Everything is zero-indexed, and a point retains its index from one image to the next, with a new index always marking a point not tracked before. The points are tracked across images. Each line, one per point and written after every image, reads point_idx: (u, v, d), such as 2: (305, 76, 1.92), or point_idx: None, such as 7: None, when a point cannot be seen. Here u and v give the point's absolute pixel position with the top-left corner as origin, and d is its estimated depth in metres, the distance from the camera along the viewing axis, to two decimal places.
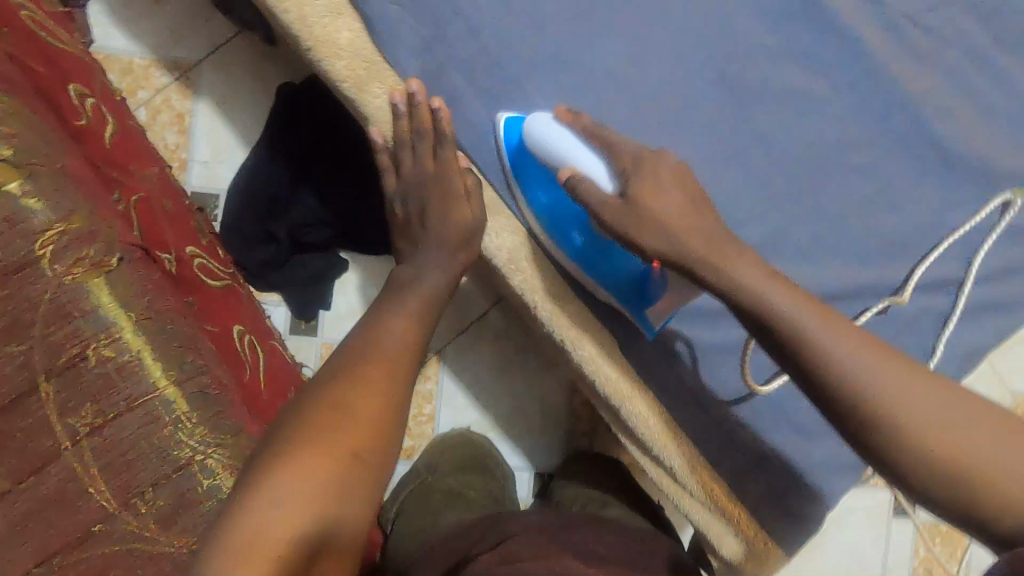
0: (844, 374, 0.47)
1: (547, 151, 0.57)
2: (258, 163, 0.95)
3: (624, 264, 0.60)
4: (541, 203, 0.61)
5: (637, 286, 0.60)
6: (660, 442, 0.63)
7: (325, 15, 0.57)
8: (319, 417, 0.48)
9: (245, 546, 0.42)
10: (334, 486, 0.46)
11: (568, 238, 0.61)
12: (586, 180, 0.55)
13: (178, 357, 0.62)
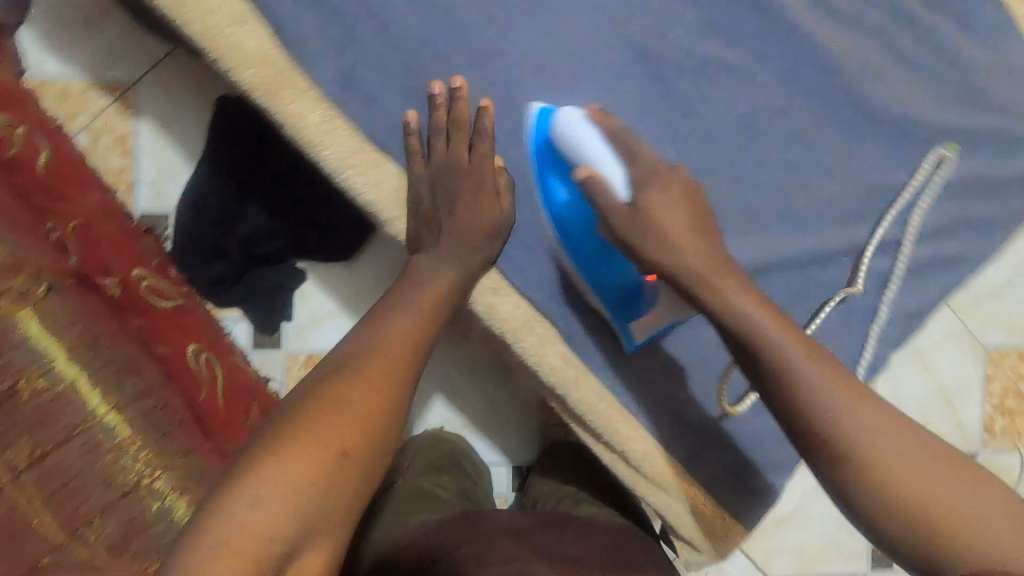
0: (823, 410, 0.51)
1: (571, 145, 0.57)
2: (202, 181, 0.94)
3: (623, 276, 0.60)
4: (555, 199, 0.60)
5: (628, 299, 0.60)
6: (610, 429, 0.62)
7: (230, 23, 0.55)
8: (315, 412, 0.49)
9: (230, 541, 0.42)
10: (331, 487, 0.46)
11: (573, 241, 0.60)
12: (600, 182, 0.55)
13: (116, 383, 0.63)
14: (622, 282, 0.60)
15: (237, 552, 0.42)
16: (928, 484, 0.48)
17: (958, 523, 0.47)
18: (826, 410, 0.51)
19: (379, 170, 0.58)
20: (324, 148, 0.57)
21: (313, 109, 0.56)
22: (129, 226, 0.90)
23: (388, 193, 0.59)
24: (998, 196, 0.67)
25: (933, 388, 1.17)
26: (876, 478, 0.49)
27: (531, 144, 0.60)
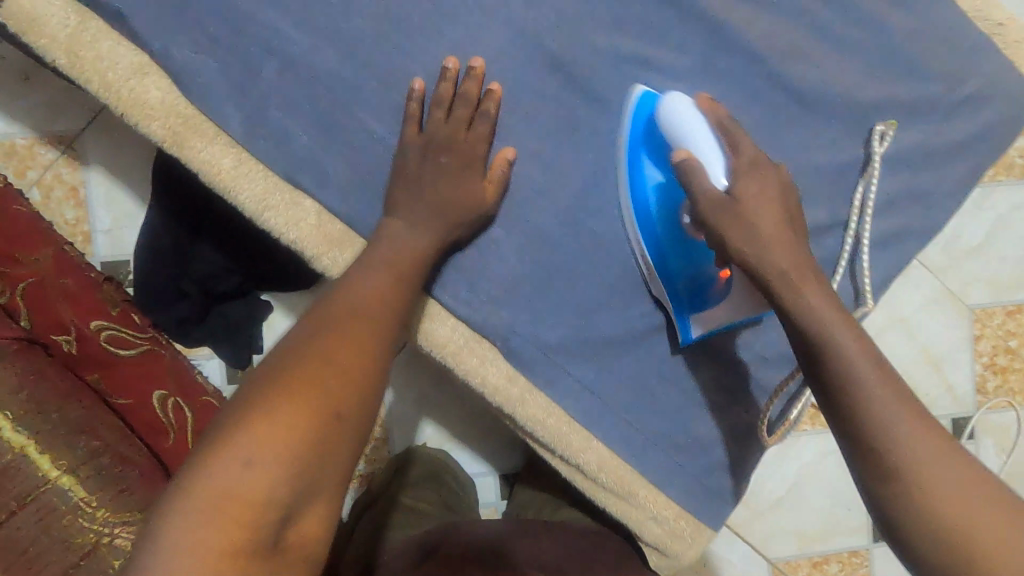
0: (890, 443, 0.47)
1: (671, 127, 0.56)
2: (153, 225, 0.91)
3: (697, 267, 0.59)
4: (641, 182, 0.59)
5: (696, 288, 0.59)
6: (562, 442, 0.61)
7: (129, 78, 0.55)
8: (297, 373, 0.46)
9: (215, 501, 0.40)
10: (318, 439, 0.44)
11: (650, 226, 0.59)
12: (698, 171, 0.54)
13: (69, 445, 0.62)
14: (690, 273, 0.59)
15: (228, 513, 0.40)
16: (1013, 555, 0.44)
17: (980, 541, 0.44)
18: (893, 444, 0.47)
19: (298, 208, 0.57)
20: (241, 192, 0.57)
21: (223, 154, 0.56)
22: (90, 277, 0.87)
23: (309, 229, 0.57)
24: (941, 164, 0.65)
25: (921, 353, 1.15)
26: (943, 531, 0.45)
27: (631, 126, 0.59)
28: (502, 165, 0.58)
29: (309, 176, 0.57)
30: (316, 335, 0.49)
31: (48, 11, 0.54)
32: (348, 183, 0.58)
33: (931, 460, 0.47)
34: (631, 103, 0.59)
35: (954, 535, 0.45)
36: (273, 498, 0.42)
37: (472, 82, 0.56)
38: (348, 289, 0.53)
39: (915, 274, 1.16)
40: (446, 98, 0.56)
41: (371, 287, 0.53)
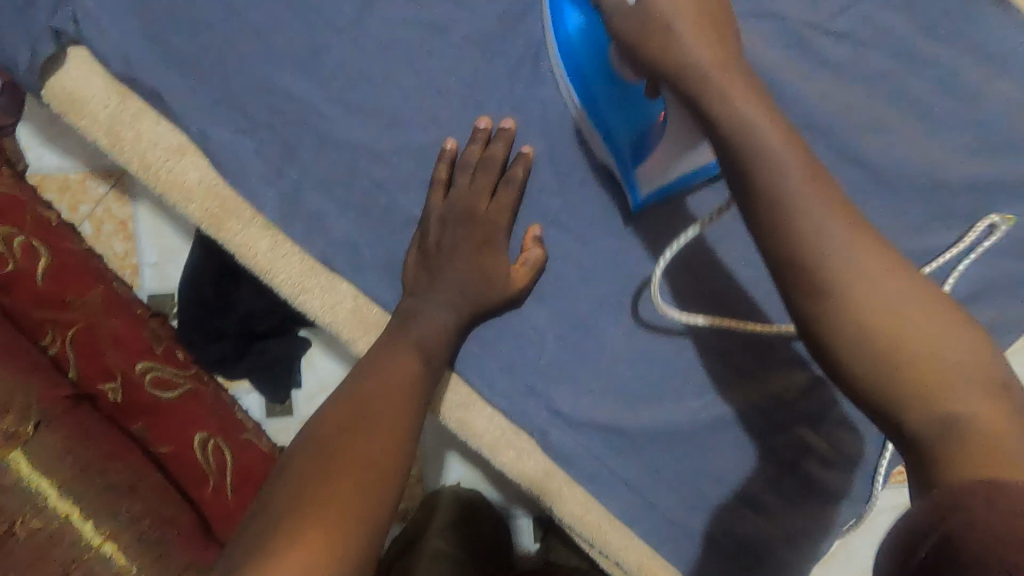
0: (814, 242, 0.42)
1: None
2: (195, 265, 0.93)
3: (629, 112, 0.53)
4: (562, 19, 0.54)
5: (637, 142, 0.53)
6: (600, 536, 0.58)
7: (168, 158, 0.54)
8: (314, 464, 0.43)
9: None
10: (362, 555, 0.40)
11: (578, 67, 0.54)
12: None
13: (111, 509, 0.64)
14: (629, 123, 0.53)
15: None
16: (924, 343, 0.40)
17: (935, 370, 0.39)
18: (813, 241, 0.42)
19: (334, 291, 0.55)
20: (275, 273, 0.55)
21: (260, 236, 0.55)
22: (135, 314, 0.92)
23: (345, 313, 0.56)
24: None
25: None
26: (856, 325, 0.41)
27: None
28: (533, 244, 0.56)
29: (346, 257, 0.55)
30: (347, 431, 0.46)
31: (90, 91, 0.53)
32: (386, 267, 0.56)
33: (852, 254, 0.42)
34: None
35: (866, 326, 0.41)
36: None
37: (498, 145, 0.54)
38: (370, 369, 0.51)
39: None
40: (473, 162, 0.54)
41: (396, 366, 0.51)
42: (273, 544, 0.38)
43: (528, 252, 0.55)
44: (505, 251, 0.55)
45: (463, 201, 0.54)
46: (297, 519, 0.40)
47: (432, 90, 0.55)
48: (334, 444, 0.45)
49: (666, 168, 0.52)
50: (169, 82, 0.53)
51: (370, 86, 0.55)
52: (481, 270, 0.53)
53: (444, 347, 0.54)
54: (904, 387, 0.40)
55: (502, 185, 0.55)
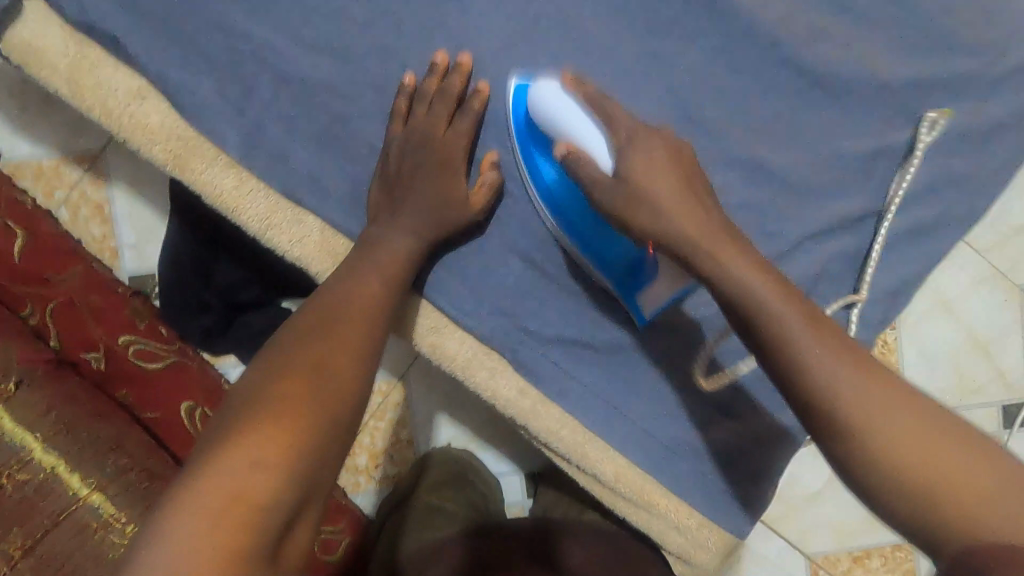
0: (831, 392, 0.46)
1: (548, 120, 0.53)
2: (172, 238, 0.93)
3: (622, 249, 0.56)
4: (541, 177, 0.56)
5: (633, 272, 0.56)
6: (578, 452, 0.60)
7: (129, 103, 0.55)
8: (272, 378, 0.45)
9: (227, 507, 0.38)
10: (313, 450, 0.43)
11: (565, 214, 0.56)
12: (583, 156, 0.51)
13: (97, 463, 0.65)
14: (622, 257, 0.56)
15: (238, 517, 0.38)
16: (949, 462, 0.44)
17: (979, 509, 0.43)
18: (826, 391, 0.46)
19: (301, 225, 0.57)
20: (243, 211, 0.56)
21: (223, 175, 0.56)
22: (115, 292, 0.90)
23: (313, 246, 0.57)
24: (970, 153, 0.63)
25: (967, 339, 1.11)
26: (889, 468, 0.45)
27: (514, 119, 0.57)
28: (490, 168, 0.56)
29: (311, 191, 0.57)
30: (301, 341, 0.48)
31: (49, 42, 0.54)
32: (351, 198, 0.57)
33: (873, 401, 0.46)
34: (510, 94, 0.57)
35: (900, 467, 0.45)
36: (278, 500, 0.40)
37: (455, 77, 0.55)
38: (330, 292, 0.52)
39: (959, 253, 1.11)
40: (431, 94, 0.55)
41: (359, 293, 0.52)
42: (224, 434, 0.42)
43: (485, 175, 0.56)
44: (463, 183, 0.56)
45: (421, 132, 0.55)
46: (249, 415, 0.43)
47: (383, 21, 0.57)
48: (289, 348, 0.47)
49: (667, 296, 0.55)
50: (127, 28, 0.55)
51: (321, 20, 0.56)
52: (439, 196, 0.55)
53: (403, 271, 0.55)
54: (942, 511, 0.44)
55: (459, 115, 0.55)
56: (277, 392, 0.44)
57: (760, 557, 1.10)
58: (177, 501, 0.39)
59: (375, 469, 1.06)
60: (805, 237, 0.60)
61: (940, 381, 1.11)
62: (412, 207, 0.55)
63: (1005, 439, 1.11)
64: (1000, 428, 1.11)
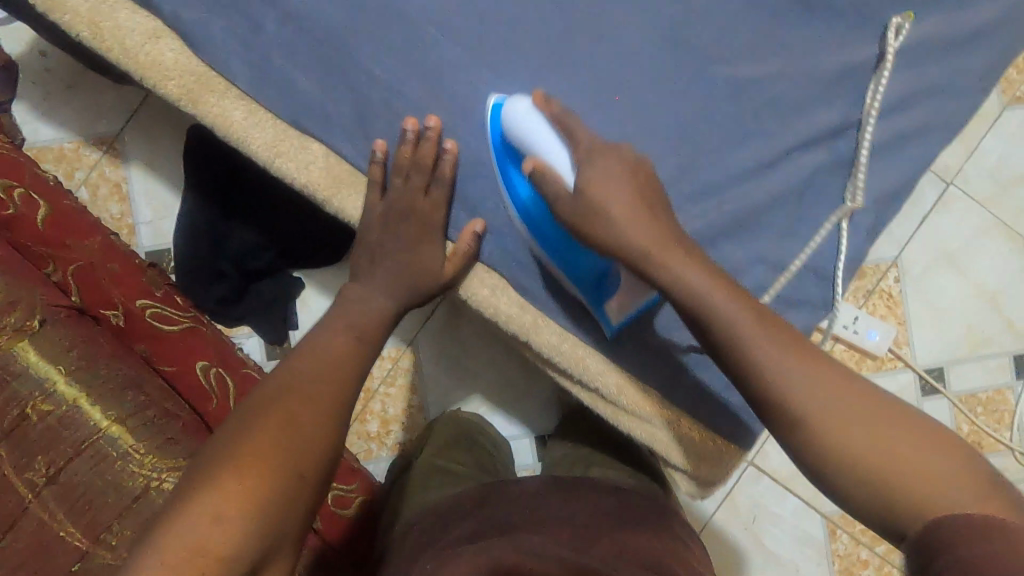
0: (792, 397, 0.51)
1: (521, 138, 0.57)
2: (191, 208, 0.98)
3: (592, 264, 0.61)
4: (515, 191, 0.60)
5: (602, 283, 0.62)
6: (579, 365, 0.64)
7: (144, 43, 0.59)
8: (237, 436, 0.52)
9: (189, 558, 0.45)
10: (268, 507, 0.49)
11: (539, 228, 0.60)
12: (548, 172, 0.56)
13: (117, 398, 0.67)
14: (589, 268, 0.61)
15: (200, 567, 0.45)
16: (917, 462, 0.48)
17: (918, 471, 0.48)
18: (781, 377, 0.51)
19: (307, 152, 0.60)
20: (252, 141, 0.60)
21: (234, 108, 0.60)
22: (134, 263, 0.94)
23: (319, 172, 0.60)
24: (944, 66, 0.67)
25: (973, 289, 1.11)
26: (837, 448, 0.50)
27: (491, 132, 0.60)
28: (471, 236, 0.61)
29: (316, 119, 0.60)
30: (267, 405, 0.54)
31: None
32: (354, 126, 0.60)
33: (825, 402, 0.51)
34: (488, 112, 0.60)
35: (845, 449, 0.50)
36: (240, 553, 0.47)
37: (428, 144, 0.59)
38: (308, 351, 0.60)
39: (959, 204, 1.11)
40: (405, 164, 0.59)
41: (329, 348, 0.59)
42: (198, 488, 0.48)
43: (462, 242, 0.61)
44: (430, 232, 0.61)
45: (398, 205, 0.60)
46: (213, 473, 0.49)
47: None
48: (265, 410, 0.54)
49: (631, 305, 0.61)
50: None
51: None
52: (412, 262, 0.61)
53: (375, 328, 0.62)
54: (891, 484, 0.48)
55: (434, 184, 0.60)
56: (247, 452, 0.51)
57: (775, 516, 1.10)
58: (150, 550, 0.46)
59: (387, 437, 1.07)
60: (785, 148, 0.64)
61: (950, 333, 1.11)
62: (391, 275, 0.62)
63: (1019, 389, 1.10)
64: (1012, 378, 1.11)
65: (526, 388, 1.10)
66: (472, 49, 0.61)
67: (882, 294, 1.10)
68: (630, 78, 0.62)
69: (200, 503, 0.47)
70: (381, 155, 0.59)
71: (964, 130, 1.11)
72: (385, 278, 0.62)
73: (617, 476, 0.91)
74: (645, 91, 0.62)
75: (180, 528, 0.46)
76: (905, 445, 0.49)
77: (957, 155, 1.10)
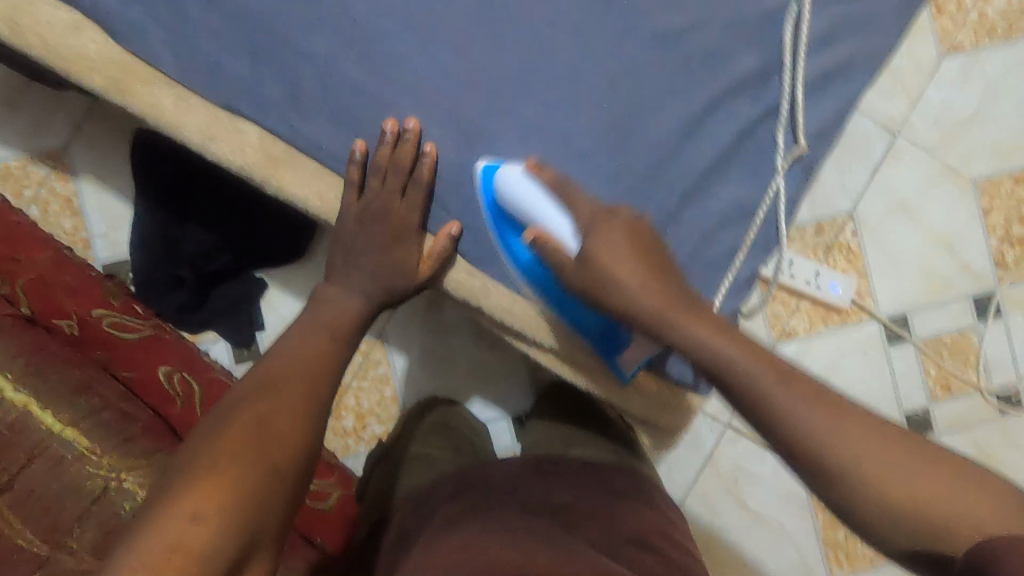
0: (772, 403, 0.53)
1: (523, 207, 0.60)
2: (143, 214, 0.97)
3: (601, 324, 0.66)
4: (518, 255, 0.65)
5: (607, 340, 0.67)
6: (529, 327, 0.67)
7: (65, 35, 0.58)
8: (214, 436, 0.52)
9: (164, 559, 0.44)
10: (246, 501, 0.48)
11: (546, 292, 0.65)
12: (550, 238, 0.59)
13: (69, 403, 0.68)
14: (600, 327, 0.66)
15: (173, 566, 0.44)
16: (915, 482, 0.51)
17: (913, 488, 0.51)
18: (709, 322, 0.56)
19: (240, 134, 0.61)
20: (184, 127, 0.60)
21: (163, 96, 0.60)
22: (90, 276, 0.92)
23: (254, 153, 0.61)
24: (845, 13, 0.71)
25: (929, 236, 1.13)
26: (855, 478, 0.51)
27: (486, 206, 0.63)
28: (447, 239, 0.63)
29: (249, 101, 0.61)
30: (245, 402, 0.55)
31: None
32: (287, 104, 0.61)
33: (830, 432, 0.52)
34: (478, 178, 0.63)
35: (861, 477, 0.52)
36: (217, 552, 0.45)
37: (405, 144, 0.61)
38: (284, 353, 0.61)
39: (908, 153, 1.13)
40: (383, 165, 0.61)
41: (307, 349, 0.61)
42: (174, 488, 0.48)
43: (437, 244, 0.64)
44: (374, 208, 0.62)
45: (376, 206, 0.62)
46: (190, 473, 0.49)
47: None
48: (237, 408, 0.54)
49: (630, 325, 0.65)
50: None
51: None
52: (391, 264, 0.64)
53: (349, 320, 0.64)
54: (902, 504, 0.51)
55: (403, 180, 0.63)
56: (222, 448, 0.51)
57: (756, 477, 1.11)
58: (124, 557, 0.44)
59: (363, 431, 1.07)
60: (716, 95, 0.67)
61: (911, 280, 1.13)
62: (368, 272, 0.65)
63: (981, 330, 1.13)
64: (974, 320, 1.13)
65: (499, 370, 1.09)
66: (397, 23, 0.62)
67: (841, 248, 1.12)
68: (557, 40, 0.64)
69: (177, 500, 0.47)
70: (361, 154, 0.61)
71: (905, 80, 1.13)
72: (356, 272, 0.65)
73: (595, 454, 0.90)
74: (572, 51, 0.65)
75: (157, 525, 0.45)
76: (901, 466, 0.52)
77: (901, 106, 1.13)
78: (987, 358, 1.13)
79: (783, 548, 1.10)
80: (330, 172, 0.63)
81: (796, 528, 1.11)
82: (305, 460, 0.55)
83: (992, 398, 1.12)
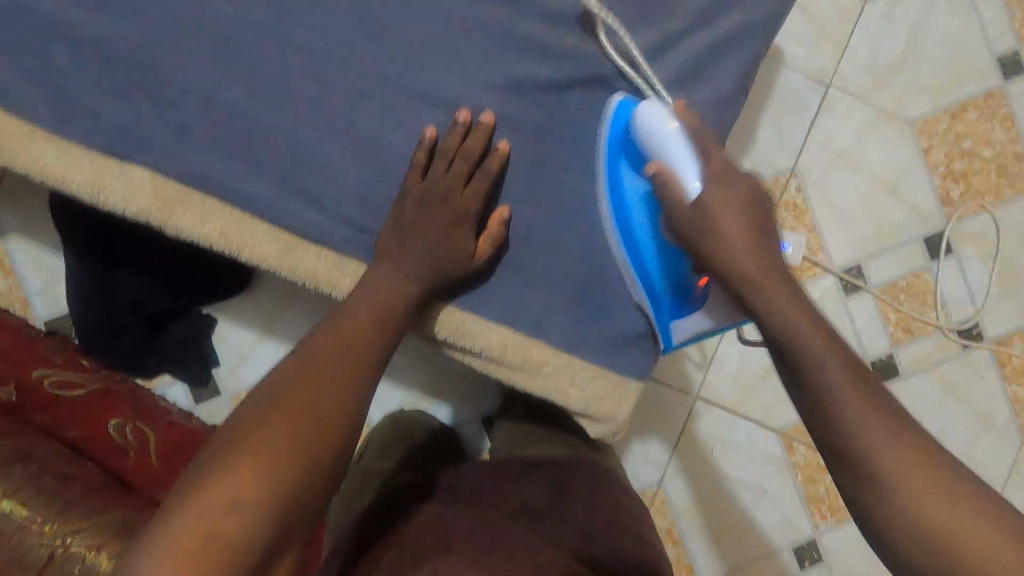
0: (817, 378, 0.58)
1: (653, 143, 0.64)
2: (76, 268, 0.93)
3: (678, 276, 0.68)
4: (621, 188, 0.68)
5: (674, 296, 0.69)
6: (457, 333, 0.68)
7: None
8: (266, 412, 0.53)
9: (201, 541, 0.47)
10: (288, 485, 0.50)
11: (626, 233, 0.69)
12: (668, 177, 0.63)
13: (4, 474, 0.65)
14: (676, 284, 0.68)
15: (210, 546, 0.47)
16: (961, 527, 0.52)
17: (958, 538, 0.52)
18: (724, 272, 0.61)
19: (130, 178, 0.62)
20: (73, 178, 0.62)
21: (45, 150, 0.61)
22: (27, 335, 0.92)
23: (147, 196, 0.63)
24: None
25: (872, 182, 1.13)
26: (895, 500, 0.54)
27: (610, 129, 0.68)
28: (500, 223, 0.66)
29: (133, 145, 0.63)
30: (300, 381, 0.55)
31: None
32: (173, 143, 0.63)
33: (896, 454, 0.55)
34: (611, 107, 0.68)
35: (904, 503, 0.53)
36: (251, 539, 0.48)
37: (420, 151, 0.64)
38: (355, 321, 0.61)
39: (842, 101, 1.12)
40: (452, 150, 0.64)
41: (366, 325, 0.61)
42: (222, 462, 0.51)
43: (492, 228, 0.66)
44: (283, 235, 0.65)
45: (398, 209, 0.64)
46: (237, 449, 0.51)
47: None
48: (282, 389, 0.55)
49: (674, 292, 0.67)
50: None
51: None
52: (448, 246, 0.63)
53: (401, 309, 0.62)
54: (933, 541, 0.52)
55: (304, 202, 0.65)
56: (269, 431, 0.52)
57: (732, 443, 1.11)
58: (170, 520, 0.48)
59: None
60: (602, 79, 0.69)
61: (862, 229, 1.13)
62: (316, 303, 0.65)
63: (935, 269, 1.13)
64: (927, 260, 1.13)
65: (462, 375, 1.08)
66: (269, 51, 0.64)
67: (788, 206, 1.12)
68: (437, 49, 0.66)
69: (218, 480, 0.49)
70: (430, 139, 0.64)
71: (831, 29, 1.12)
72: None
73: (557, 448, 0.90)
74: (454, 58, 0.67)
75: (202, 498, 0.48)
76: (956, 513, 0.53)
77: (829, 57, 1.12)
78: (944, 296, 1.13)
79: (766, 509, 1.11)
80: (230, 205, 0.64)
81: (777, 487, 1.11)
82: (345, 452, 0.55)
83: (953, 335, 1.13)
